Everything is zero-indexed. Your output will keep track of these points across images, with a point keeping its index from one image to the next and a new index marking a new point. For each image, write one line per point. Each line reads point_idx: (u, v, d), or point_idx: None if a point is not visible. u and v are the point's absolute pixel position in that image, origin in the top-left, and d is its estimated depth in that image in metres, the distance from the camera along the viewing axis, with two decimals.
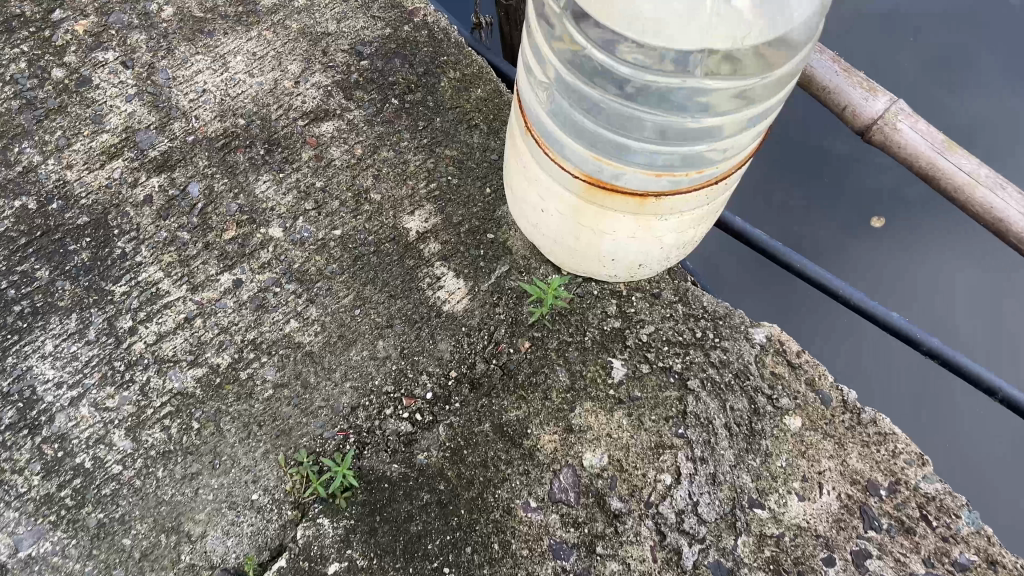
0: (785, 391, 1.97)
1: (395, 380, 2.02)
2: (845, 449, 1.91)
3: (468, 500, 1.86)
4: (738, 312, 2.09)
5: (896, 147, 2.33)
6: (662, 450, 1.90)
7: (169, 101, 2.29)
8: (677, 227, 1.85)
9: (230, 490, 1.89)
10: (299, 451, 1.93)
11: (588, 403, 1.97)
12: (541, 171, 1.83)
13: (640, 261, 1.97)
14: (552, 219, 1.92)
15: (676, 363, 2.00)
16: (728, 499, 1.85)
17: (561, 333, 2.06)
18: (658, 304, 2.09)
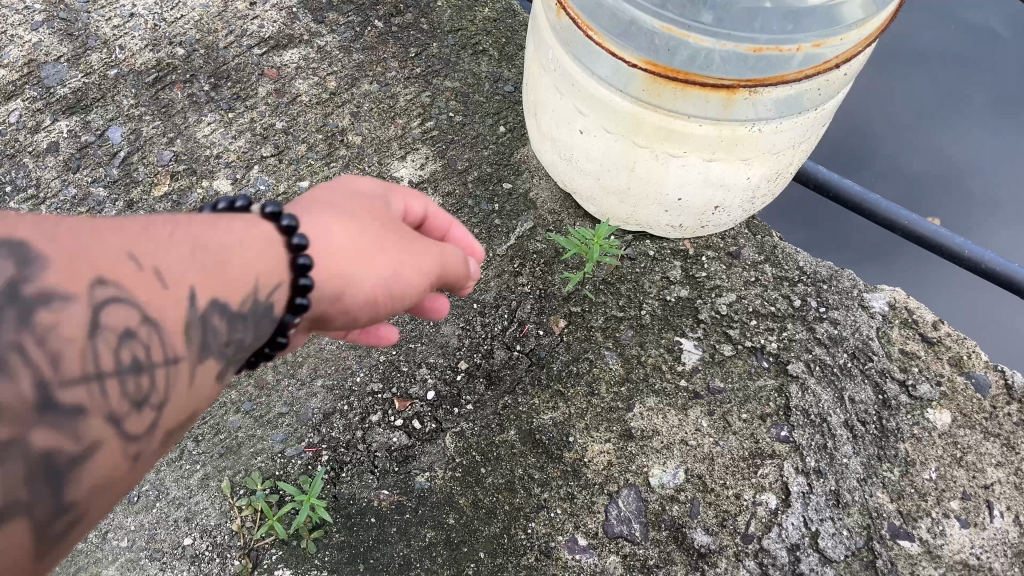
0: (924, 375, 1.43)
1: (384, 375, 1.47)
2: (1017, 454, 1.36)
3: (489, 539, 1.30)
4: (846, 274, 1.55)
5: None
6: (760, 460, 1.35)
7: (86, 28, 1.77)
8: (772, 146, 1.34)
9: (153, 534, 1.33)
10: (251, 474, 1.37)
11: (651, 399, 1.42)
12: (580, 68, 1.33)
13: (716, 201, 1.44)
14: (593, 142, 1.41)
15: (770, 343, 1.46)
16: (861, 528, 1.29)
17: (609, 307, 1.52)
18: (737, 266, 1.55)
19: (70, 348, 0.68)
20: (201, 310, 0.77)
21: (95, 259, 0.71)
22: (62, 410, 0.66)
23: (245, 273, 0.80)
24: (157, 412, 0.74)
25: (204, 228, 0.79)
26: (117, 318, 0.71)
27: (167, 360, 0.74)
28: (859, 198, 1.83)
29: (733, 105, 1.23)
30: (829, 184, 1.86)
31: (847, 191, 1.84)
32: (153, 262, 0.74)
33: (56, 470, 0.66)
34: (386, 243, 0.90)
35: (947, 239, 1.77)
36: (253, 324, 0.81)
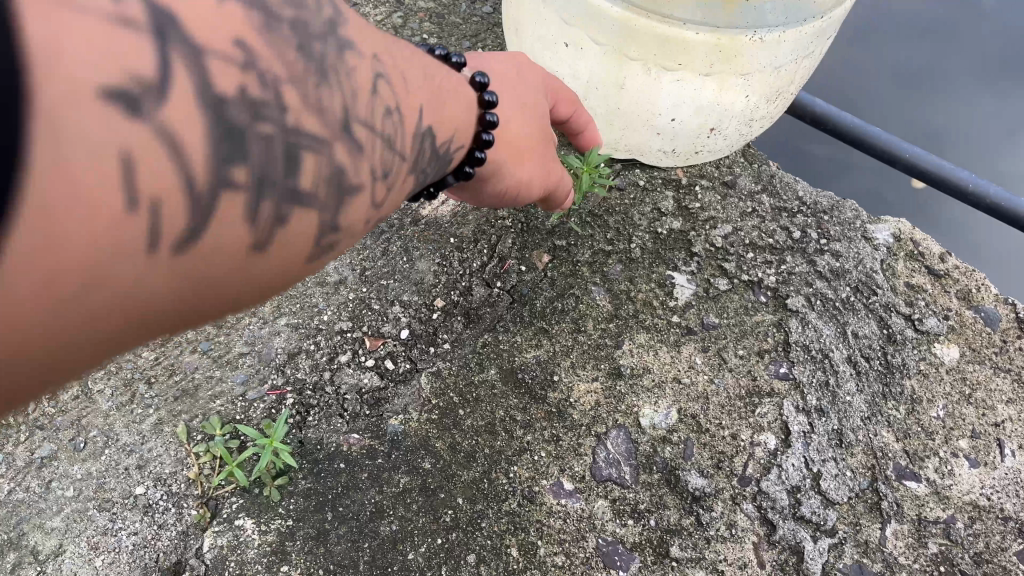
0: (931, 309, 1.35)
1: (354, 313, 1.37)
2: None
3: (467, 485, 1.20)
4: (848, 205, 1.47)
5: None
6: (759, 399, 1.26)
7: None
8: (772, 59, 1.24)
9: (100, 483, 1.22)
10: (209, 419, 1.26)
11: (642, 335, 1.32)
12: None
13: (712, 122, 1.32)
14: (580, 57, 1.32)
15: (768, 277, 1.36)
16: (865, 468, 1.21)
17: (596, 241, 1.42)
18: (732, 197, 1.46)
19: (361, 95, 0.64)
20: (423, 130, 0.77)
21: (366, 36, 0.68)
22: (351, 140, 0.63)
23: (453, 120, 0.84)
24: (379, 198, 0.71)
25: (433, 66, 0.83)
26: (383, 92, 0.68)
27: (404, 153, 0.73)
28: (857, 131, 1.73)
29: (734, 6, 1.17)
30: (826, 117, 1.76)
31: (845, 124, 1.74)
32: (406, 64, 0.75)
33: (335, 182, 0.62)
34: (535, 155, 1.04)
35: (951, 174, 1.68)
36: (438, 162, 0.84)
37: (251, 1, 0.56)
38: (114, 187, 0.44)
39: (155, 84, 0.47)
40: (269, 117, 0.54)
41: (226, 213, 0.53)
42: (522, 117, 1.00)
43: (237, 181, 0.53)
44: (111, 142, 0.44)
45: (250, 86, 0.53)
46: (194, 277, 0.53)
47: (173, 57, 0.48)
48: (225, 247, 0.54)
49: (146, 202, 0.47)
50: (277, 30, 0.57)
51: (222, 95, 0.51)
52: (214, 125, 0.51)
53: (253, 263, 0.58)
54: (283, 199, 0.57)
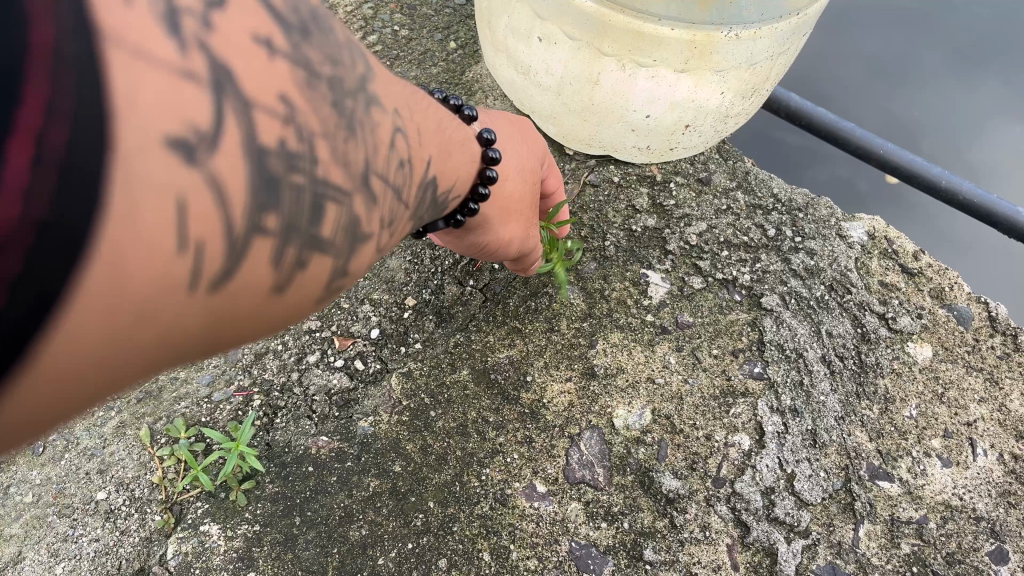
0: (905, 308, 1.34)
1: (323, 313, 1.35)
2: (1001, 389, 1.29)
3: (438, 488, 1.18)
4: (823, 203, 1.46)
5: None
6: (733, 399, 1.25)
7: None
8: (747, 55, 1.23)
9: (60, 488, 1.19)
10: (173, 422, 1.23)
11: (615, 335, 1.31)
12: None
13: (687, 119, 1.31)
14: (553, 51, 1.31)
15: (743, 275, 1.35)
16: (838, 469, 1.20)
17: (570, 239, 1.39)
18: (707, 194, 1.45)
19: (379, 150, 0.64)
20: (431, 179, 0.77)
21: (390, 92, 0.68)
22: (370, 192, 0.63)
23: (453, 184, 0.85)
24: (386, 247, 0.71)
25: (448, 129, 0.84)
26: (403, 148, 0.68)
27: (409, 204, 0.72)
28: (831, 127, 1.73)
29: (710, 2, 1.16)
30: (800, 112, 1.75)
31: (819, 119, 1.73)
32: (421, 118, 0.75)
33: (354, 231, 0.62)
34: (521, 215, 1.07)
35: (924, 169, 1.67)
36: (438, 208, 0.84)
37: (298, 56, 0.56)
38: (163, 232, 0.45)
39: (209, 133, 0.47)
40: (302, 169, 0.54)
41: (254, 258, 0.53)
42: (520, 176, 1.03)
43: (267, 228, 0.53)
44: (166, 189, 0.45)
45: (290, 139, 0.53)
46: (219, 315, 0.53)
47: (224, 108, 0.49)
48: (252, 290, 0.55)
49: (188, 244, 0.47)
50: (316, 86, 0.57)
51: (262, 147, 0.51)
52: (254, 172, 0.50)
53: (274, 304, 0.58)
54: (307, 247, 0.57)
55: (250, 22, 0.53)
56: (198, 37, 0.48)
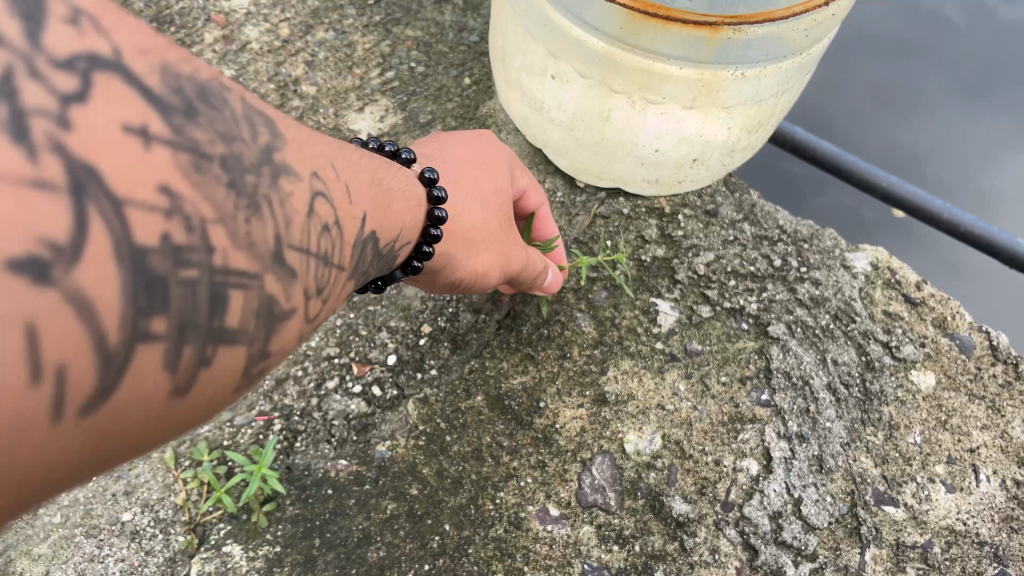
0: (908, 336, 1.37)
1: (342, 339, 1.37)
2: (1003, 416, 1.32)
3: (455, 511, 1.21)
4: (827, 234, 1.49)
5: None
6: (741, 425, 1.28)
7: None
8: (754, 94, 1.29)
9: (87, 509, 1.22)
10: (196, 445, 1.27)
11: (626, 361, 1.34)
12: (552, 10, 1.29)
13: (694, 153, 1.37)
14: (565, 90, 1.36)
15: (750, 304, 1.39)
16: (845, 494, 1.23)
17: (581, 268, 1.43)
18: (715, 225, 1.48)
19: (293, 219, 0.62)
20: (364, 235, 0.76)
21: (305, 153, 0.66)
22: (284, 268, 0.60)
23: (402, 222, 0.87)
24: (320, 313, 0.69)
25: (381, 172, 0.86)
26: (323, 211, 0.66)
27: (340, 265, 0.70)
28: (836, 159, 1.77)
29: (716, 43, 1.18)
30: (805, 145, 1.79)
31: (824, 152, 1.78)
32: (345, 176, 0.73)
33: (269, 312, 0.58)
34: (490, 245, 1.10)
35: (927, 203, 1.73)
36: (380, 259, 0.83)
37: (183, 143, 0.53)
38: (13, 360, 0.42)
39: (64, 248, 0.44)
40: (195, 261, 0.51)
41: (145, 368, 0.49)
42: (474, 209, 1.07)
43: (158, 332, 0.49)
44: (9, 316, 0.42)
45: (175, 233, 0.50)
46: (110, 436, 0.49)
47: (87, 215, 0.46)
48: (149, 401, 0.50)
49: (46, 371, 0.43)
50: (207, 168, 0.54)
51: (139, 248, 0.48)
52: (132, 274, 0.47)
53: (182, 409, 0.54)
54: (212, 343, 0.53)
55: (121, 112, 0.50)
56: (51, 147, 0.46)
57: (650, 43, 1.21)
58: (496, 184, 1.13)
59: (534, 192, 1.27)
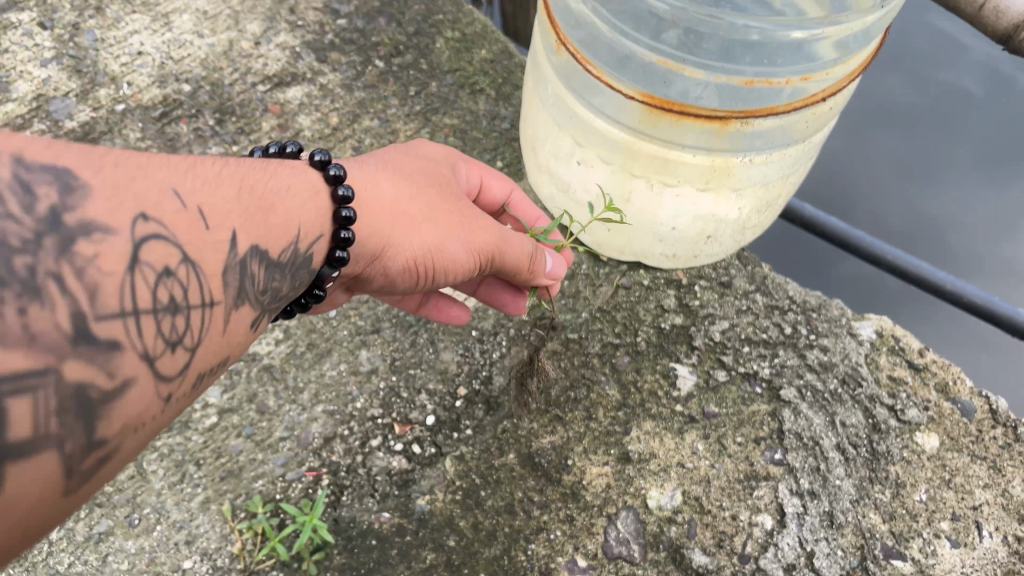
0: (912, 400, 1.47)
1: (385, 401, 1.48)
2: (1004, 475, 1.41)
3: (489, 561, 1.32)
4: (835, 303, 1.60)
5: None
6: (756, 482, 1.37)
7: (97, 67, 1.83)
8: (763, 176, 1.42)
9: (152, 557, 1.33)
10: (252, 498, 1.38)
11: (648, 423, 1.45)
12: (579, 103, 1.44)
13: (708, 230, 1.50)
14: (590, 174, 1.50)
15: (763, 369, 1.49)
16: (854, 548, 1.32)
17: (605, 334, 1.55)
18: (729, 296, 1.60)
19: (103, 283, 0.67)
20: (237, 254, 0.83)
21: (118, 198, 0.72)
22: (86, 352, 0.65)
23: (294, 215, 0.94)
24: (192, 351, 0.77)
25: (256, 175, 0.93)
26: (160, 251, 0.74)
27: (200, 301, 0.78)
28: (843, 234, 1.90)
29: (726, 133, 1.31)
30: (814, 221, 1.92)
31: (833, 227, 1.90)
32: (195, 205, 0.80)
33: (76, 399, 0.63)
34: (430, 215, 1.14)
35: (931, 274, 1.84)
36: (282, 271, 0.92)
37: None
38: None
39: None
40: None
41: None
42: (395, 189, 1.12)
43: None
44: None
45: None
46: None
47: None
48: None
49: None
50: None
51: None
52: None
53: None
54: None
55: None
56: None
57: (668, 134, 1.35)
58: (426, 174, 1.19)
59: (492, 184, 1.40)
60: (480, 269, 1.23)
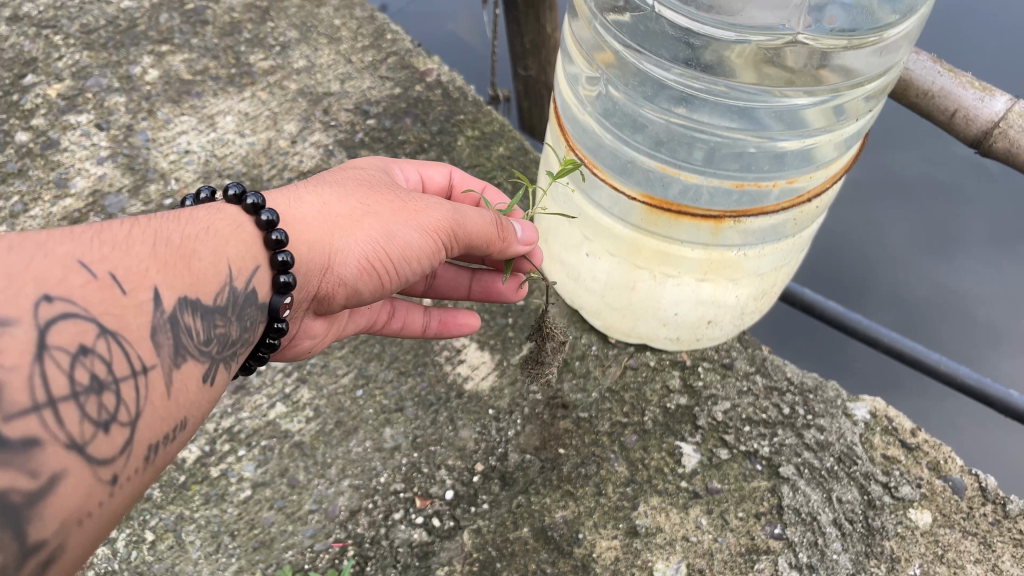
0: (905, 478, 1.55)
1: (407, 476, 1.58)
2: (994, 551, 1.48)
3: None
4: (831, 385, 1.70)
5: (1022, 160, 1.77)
6: (757, 555, 1.46)
7: (147, 164, 2.01)
8: (758, 267, 1.55)
9: None
10: (282, 568, 1.47)
11: (655, 498, 1.53)
12: (585, 202, 1.58)
13: (708, 316, 1.61)
14: (596, 264, 1.64)
15: (763, 447, 1.58)
16: None
17: (614, 414, 1.65)
18: (731, 377, 1.70)
19: (10, 380, 0.73)
20: (159, 307, 0.90)
21: (18, 294, 0.77)
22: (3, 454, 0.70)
23: (221, 252, 1.01)
24: (133, 424, 0.83)
25: (169, 221, 0.98)
26: (72, 330, 0.80)
27: (130, 370, 0.84)
28: (842, 317, 2.06)
29: (721, 231, 1.44)
30: (815, 305, 2.09)
31: (832, 310, 2.07)
32: (105, 272, 0.86)
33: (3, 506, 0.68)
34: (366, 215, 1.19)
35: (925, 355, 1.99)
36: (219, 312, 0.99)
37: None
38: None
39: None
40: None
41: None
42: (324, 199, 1.18)
43: None
44: None
45: None
46: None
47: None
48: None
49: None
50: None
51: None
52: None
53: None
54: None
55: None
56: None
57: (667, 231, 1.48)
58: (355, 181, 1.25)
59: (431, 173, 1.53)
60: (446, 249, 1.27)
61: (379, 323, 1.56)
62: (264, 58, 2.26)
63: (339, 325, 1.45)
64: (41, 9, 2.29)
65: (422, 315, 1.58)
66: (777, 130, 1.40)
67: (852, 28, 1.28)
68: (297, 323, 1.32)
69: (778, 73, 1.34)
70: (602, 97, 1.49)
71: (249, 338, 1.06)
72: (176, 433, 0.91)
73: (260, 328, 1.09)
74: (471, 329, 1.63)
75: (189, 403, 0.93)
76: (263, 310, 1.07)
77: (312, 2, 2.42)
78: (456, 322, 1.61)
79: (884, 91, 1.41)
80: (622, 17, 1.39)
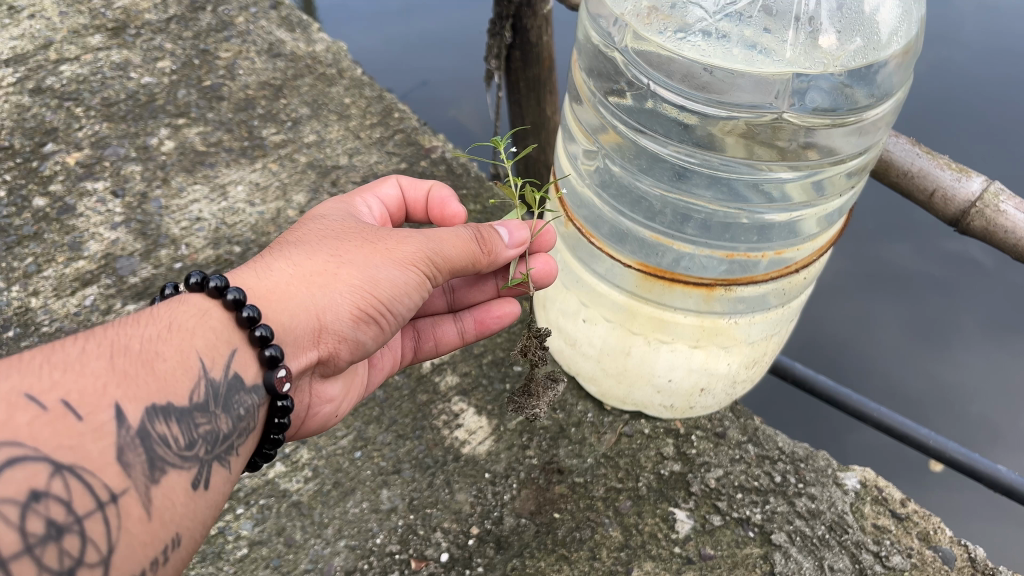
0: (896, 547, 1.57)
1: (403, 537, 1.59)
2: None
3: None
4: (821, 454, 1.73)
5: (1001, 238, 1.84)
6: None
7: (159, 230, 2.08)
8: (748, 334, 1.60)
9: None
10: None
11: (648, 563, 1.54)
12: (583, 268, 1.66)
13: (701, 383, 1.66)
14: (593, 330, 1.70)
15: (755, 514, 1.61)
16: None
17: (609, 479, 1.68)
18: (724, 445, 1.73)
19: None
20: (124, 425, 0.94)
21: None
22: None
23: (189, 346, 1.06)
24: (106, 562, 0.87)
25: (125, 328, 1.02)
26: (21, 477, 0.82)
27: (96, 503, 0.87)
28: (832, 392, 2.13)
29: (712, 298, 1.50)
30: (805, 379, 2.17)
31: (821, 384, 2.15)
32: (57, 402, 0.89)
33: None
34: (340, 265, 1.24)
35: (913, 430, 2.03)
36: (201, 411, 1.04)
37: None
38: None
39: None
40: None
41: None
42: (288, 265, 1.23)
43: None
44: None
45: None
46: None
47: None
48: None
49: None
50: None
51: None
52: None
53: None
54: None
55: None
56: None
57: (659, 296, 1.54)
58: (318, 238, 1.29)
59: (411, 188, 1.63)
60: (430, 277, 1.31)
61: (411, 352, 1.66)
62: (276, 132, 2.37)
63: (359, 380, 1.52)
64: (65, 83, 2.40)
65: (453, 325, 1.66)
66: (758, 204, 1.47)
67: (833, 108, 1.38)
68: (305, 392, 1.37)
69: (768, 151, 1.41)
70: (599, 170, 1.59)
71: (243, 427, 1.11)
72: (166, 552, 0.94)
73: (261, 411, 1.15)
74: (511, 315, 1.67)
75: (177, 518, 0.97)
76: (260, 389, 1.14)
77: (324, 82, 2.54)
78: (491, 314, 1.66)
79: (864, 170, 1.50)
80: (622, 99, 1.48)
